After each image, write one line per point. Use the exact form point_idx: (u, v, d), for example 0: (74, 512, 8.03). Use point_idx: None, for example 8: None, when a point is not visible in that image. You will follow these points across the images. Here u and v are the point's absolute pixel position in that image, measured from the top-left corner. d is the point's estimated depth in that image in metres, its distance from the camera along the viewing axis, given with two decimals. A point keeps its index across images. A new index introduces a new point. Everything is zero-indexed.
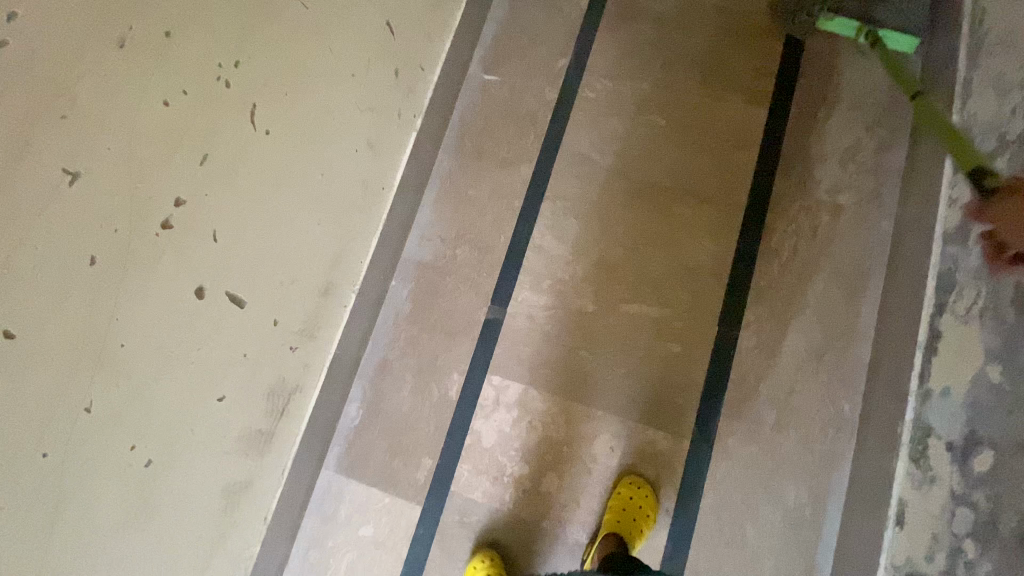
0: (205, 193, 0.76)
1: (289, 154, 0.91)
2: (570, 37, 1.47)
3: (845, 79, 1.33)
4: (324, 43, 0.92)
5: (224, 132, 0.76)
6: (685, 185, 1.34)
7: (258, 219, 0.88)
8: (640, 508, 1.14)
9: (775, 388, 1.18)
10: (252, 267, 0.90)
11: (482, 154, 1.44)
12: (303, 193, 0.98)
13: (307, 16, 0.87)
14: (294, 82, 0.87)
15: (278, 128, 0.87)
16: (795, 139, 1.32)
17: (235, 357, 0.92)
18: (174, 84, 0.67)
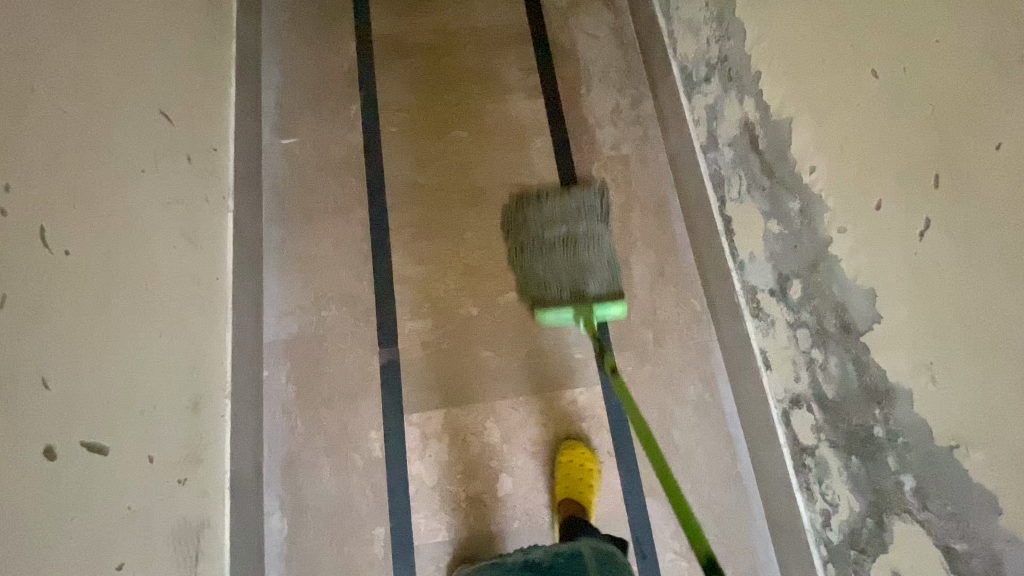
0: (17, 337, 0.65)
1: (101, 268, 0.81)
2: (352, 85, 1.54)
3: (588, 59, 1.61)
4: (101, 145, 0.84)
5: (14, 264, 0.66)
6: (506, 179, 1.49)
7: (91, 350, 0.77)
8: (581, 464, 1.22)
9: (643, 312, 1.37)
10: (101, 405, 0.77)
11: (309, 214, 1.42)
12: (133, 308, 0.87)
13: (70, 119, 0.79)
14: (82, 194, 0.79)
15: (80, 244, 0.77)
16: (572, 115, 1.55)
17: (120, 512, 0.78)
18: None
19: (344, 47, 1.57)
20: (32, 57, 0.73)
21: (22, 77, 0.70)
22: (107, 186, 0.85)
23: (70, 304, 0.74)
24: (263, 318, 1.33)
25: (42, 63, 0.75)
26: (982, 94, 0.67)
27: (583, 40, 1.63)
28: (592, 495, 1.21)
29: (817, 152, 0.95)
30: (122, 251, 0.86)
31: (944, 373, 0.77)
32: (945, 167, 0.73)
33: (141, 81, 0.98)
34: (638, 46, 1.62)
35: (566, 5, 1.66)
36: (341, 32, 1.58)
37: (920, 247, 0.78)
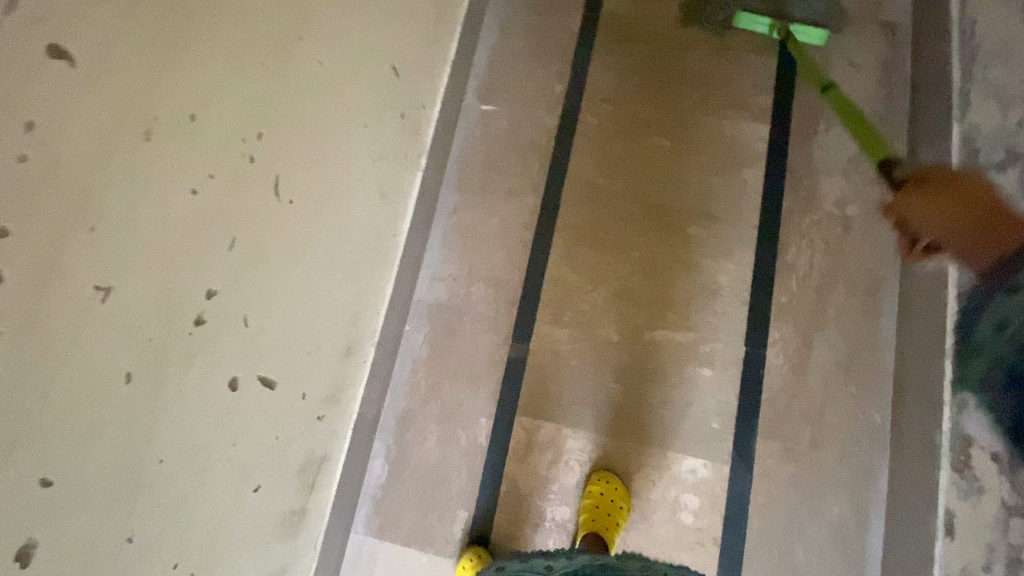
0: (234, 279, 0.69)
1: (311, 218, 0.85)
2: (564, 63, 1.46)
3: (839, 92, 1.35)
4: (340, 98, 0.86)
5: (248, 208, 0.69)
6: (697, 206, 1.33)
7: (284, 295, 0.81)
8: (612, 502, 1.15)
9: (807, 404, 1.19)
10: (280, 344, 0.83)
11: (487, 186, 1.40)
12: (324, 256, 0.91)
13: (321, 69, 0.80)
14: (315, 144, 0.82)
15: (301, 195, 0.81)
16: (797, 152, 1.33)
17: (269, 441, 0.85)
18: (199, 167, 0.60)
19: (570, 19, 1.48)
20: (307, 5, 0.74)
21: (295, 24, 0.72)
22: (335, 138, 0.87)
23: (281, 251, 0.79)
24: (418, 276, 1.37)
25: (314, 12, 0.76)
26: None
27: (840, 67, 1.37)
28: (616, 537, 1.13)
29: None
30: (331, 202, 0.90)
31: None
32: None
33: (386, 32, 0.98)
34: (909, 90, 1.33)
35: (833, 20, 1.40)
36: (570, 2, 1.49)
37: None
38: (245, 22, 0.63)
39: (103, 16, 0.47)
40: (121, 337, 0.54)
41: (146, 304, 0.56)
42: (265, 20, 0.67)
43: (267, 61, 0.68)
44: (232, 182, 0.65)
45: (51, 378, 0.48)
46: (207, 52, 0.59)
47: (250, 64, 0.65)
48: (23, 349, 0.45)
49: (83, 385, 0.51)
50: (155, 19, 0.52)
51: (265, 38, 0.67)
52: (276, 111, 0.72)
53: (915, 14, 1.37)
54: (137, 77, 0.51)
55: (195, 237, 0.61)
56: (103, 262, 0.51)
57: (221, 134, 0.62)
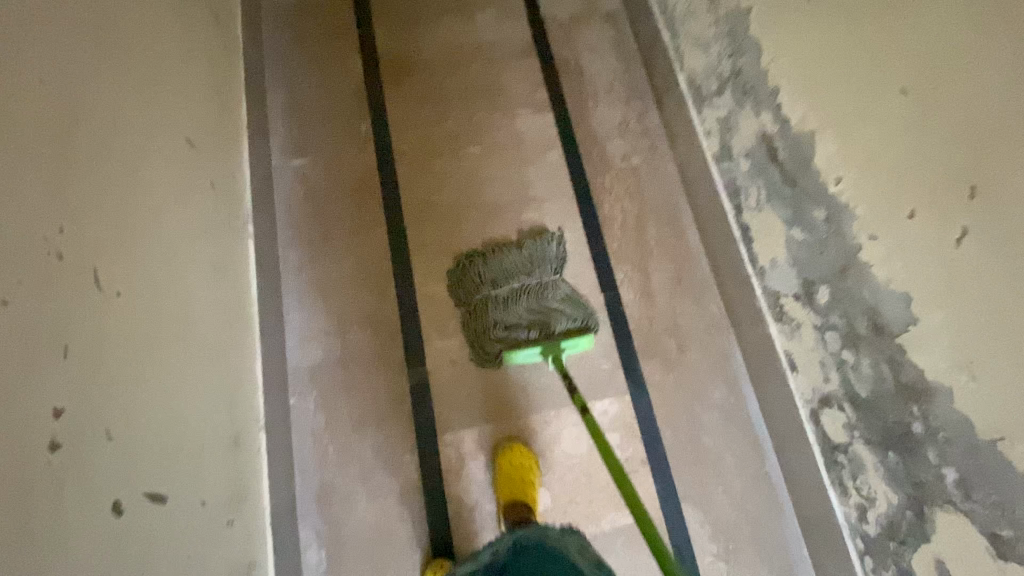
0: (82, 389, 0.61)
1: (147, 309, 0.78)
2: (359, 104, 1.52)
3: (592, 74, 1.64)
4: (139, 179, 0.81)
5: (72, 310, 0.62)
6: (521, 194, 1.50)
7: (142, 397, 0.73)
8: (520, 465, 1.22)
9: (665, 319, 1.40)
10: (158, 450, 0.74)
11: (326, 236, 1.39)
12: (175, 346, 0.83)
13: (109, 152, 0.75)
14: (125, 231, 0.75)
15: (128, 286, 0.74)
16: (581, 128, 1.57)
17: (183, 561, 0.75)
18: (2, 275, 0.53)
19: (350, 65, 1.55)
20: (78, 90, 0.70)
21: (70, 112, 0.67)
22: (146, 221, 0.81)
23: (125, 349, 0.71)
24: (286, 345, 1.30)
25: (85, 95, 0.71)
26: (1010, 117, 0.73)
27: (586, 54, 1.66)
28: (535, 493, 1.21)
29: (839, 165, 1.01)
30: (163, 289, 0.83)
31: (989, 373, 0.81)
32: (980, 182, 0.78)
33: (170, 106, 0.94)
34: (639, 59, 1.66)
35: (566, 20, 1.69)
36: (344, 49, 1.56)
37: (955, 254, 0.83)
38: (15, 113, 0.58)
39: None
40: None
41: None
42: (38, 109, 0.61)
43: (49, 151, 0.62)
44: (43, 284, 0.59)
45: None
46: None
47: (31, 156, 0.59)
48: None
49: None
50: None
51: (41, 129, 0.62)
52: (74, 203, 0.66)
53: (622, 3, 1.72)
54: None
55: (20, 354, 0.53)
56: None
57: (15, 234, 0.56)
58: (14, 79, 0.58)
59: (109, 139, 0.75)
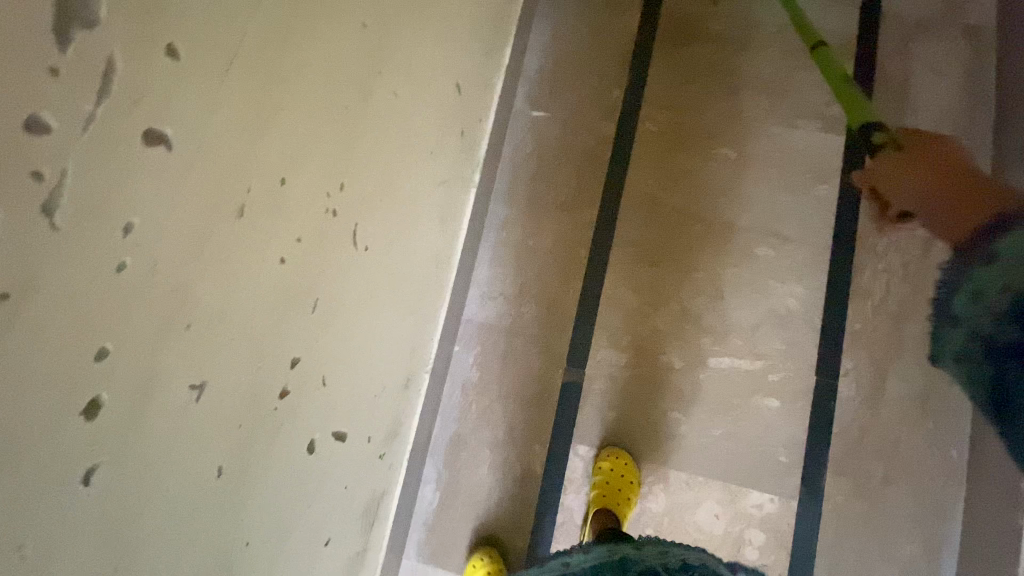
0: (314, 342, 0.64)
1: (381, 261, 0.78)
2: (621, 66, 1.36)
3: (921, 101, 1.25)
4: (411, 126, 0.79)
5: (326, 267, 0.63)
6: (763, 223, 1.26)
7: (354, 346, 0.76)
8: (623, 477, 1.15)
9: (881, 438, 1.13)
10: (349, 395, 0.78)
11: (539, 199, 1.33)
12: (391, 296, 0.85)
13: (396, 99, 0.72)
14: (387, 183, 0.75)
15: (374, 239, 0.74)
16: (874, 167, 1.24)
17: (338, 494, 0.81)
18: (285, 233, 0.53)
19: (626, 18, 1.38)
20: (384, 31, 0.66)
21: (374, 58, 0.64)
22: (405, 171, 0.80)
23: (356, 302, 0.73)
24: (468, 294, 1.31)
25: (389, 36, 0.67)
26: None
27: (924, 73, 1.26)
28: (628, 510, 1.14)
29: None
30: (399, 240, 0.84)
31: None
32: None
33: (451, 46, 0.89)
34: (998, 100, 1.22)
35: (915, 21, 1.29)
36: None
37: None
38: (329, 62, 0.55)
39: (189, 70, 0.39)
40: (217, 424, 0.49)
41: (237, 389, 0.51)
42: (348, 55, 0.58)
43: (348, 100, 0.60)
44: (316, 241, 0.59)
45: (147, 487, 0.43)
46: (297, 104, 0.51)
47: (333, 107, 0.57)
48: (121, 464, 0.40)
49: (183, 484, 0.46)
50: (251, 83, 0.45)
51: (347, 77, 0.59)
52: (356, 157, 0.64)
53: None
54: (237, 148, 0.45)
55: (278, 311, 0.55)
56: (195, 358, 0.45)
57: (305, 189, 0.55)
58: (335, 20, 0.55)
59: (399, 84, 0.72)
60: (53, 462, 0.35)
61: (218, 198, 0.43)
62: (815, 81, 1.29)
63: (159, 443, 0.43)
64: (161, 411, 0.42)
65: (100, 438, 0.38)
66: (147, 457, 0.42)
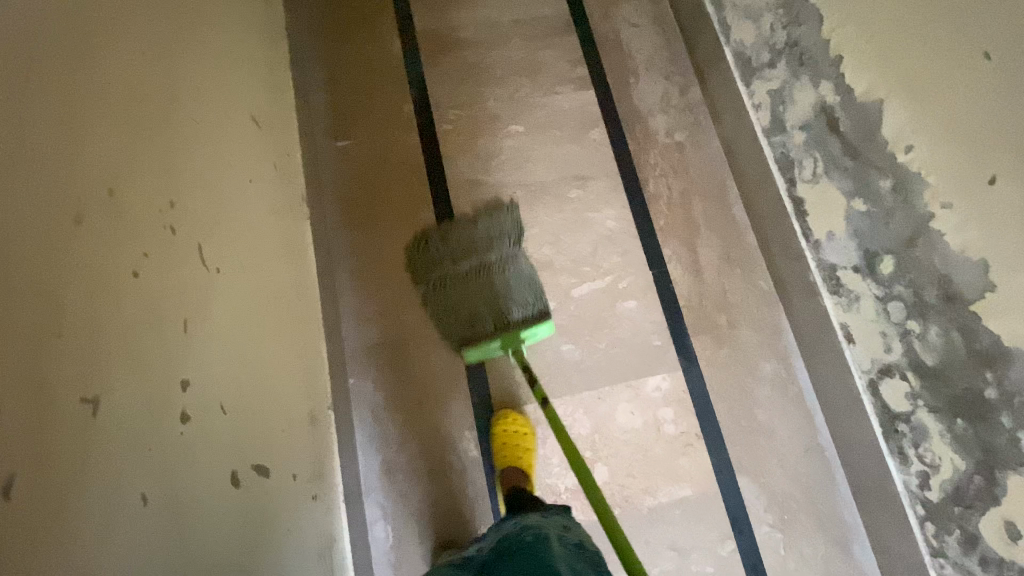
0: (201, 363, 0.62)
1: (241, 285, 0.78)
2: (401, 84, 1.50)
3: (633, 48, 1.61)
4: (221, 153, 0.81)
5: (187, 286, 0.62)
6: (566, 171, 1.48)
7: (245, 372, 0.74)
8: (516, 433, 1.21)
9: (716, 295, 1.39)
10: (258, 425, 0.75)
11: (375, 217, 1.39)
12: (265, 323, 0.84)
13: (198, 126, 0.75)
14: (219, 209, 0.76)
15: (226, 263, 0.74)
16: (623, 104, 1.56)
17: (283, 533, 0.77)
18: (132, 245, 0.54)
19: (389, 45, 1.53)
20: (164, 62, 0.69)
21: (161, 86, 0.67)
22: (233, 197, 0.82)
23: (229, 326, 0.71)
24: (342, 326, 1.31)
25: (169, 66, 0.71)
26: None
27: (626, 29, 1.63)
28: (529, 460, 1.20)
29: (952, 191, 0.96)
30: (252, 266, 0.84)
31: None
32: None
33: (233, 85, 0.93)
34: (680, 33, 1.63)
35: None
36: (383, 29, 1.55)
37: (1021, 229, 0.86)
38: (120, 83, 0.58)
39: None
40: (123, 440, 0.48)
41: (130, 405, 0.49)
42: (137, 80, 0.62)
43: (150, 121, 0.62)
44: (166, 256, 0.59)
45: (68, 504, 0.42)
46: (101, 120, 0.53)
47: (137, 125, 0.59)
48: (35, 474, 0.39)
49: (97, 506, 0.44)
50: (51, 94, 0.47)
51: (141, 99, 0.62)
52: (178, 176, 0.66)
53: None
54: (54, 155, 0.46)
55: (152, 322, 0.54)
56: (75, 364, 0.44)
57: (137, 203, 0.56)
58: (111, 43, 0.58)
59: (195, 112, 0.75)
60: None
61: (56, 205, 0.45)
62: (557, 56, 1.59)
63: (67, 449, 0.42)
64: (62, 415, 0.42)
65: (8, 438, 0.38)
66: (58, 466, 0.41)
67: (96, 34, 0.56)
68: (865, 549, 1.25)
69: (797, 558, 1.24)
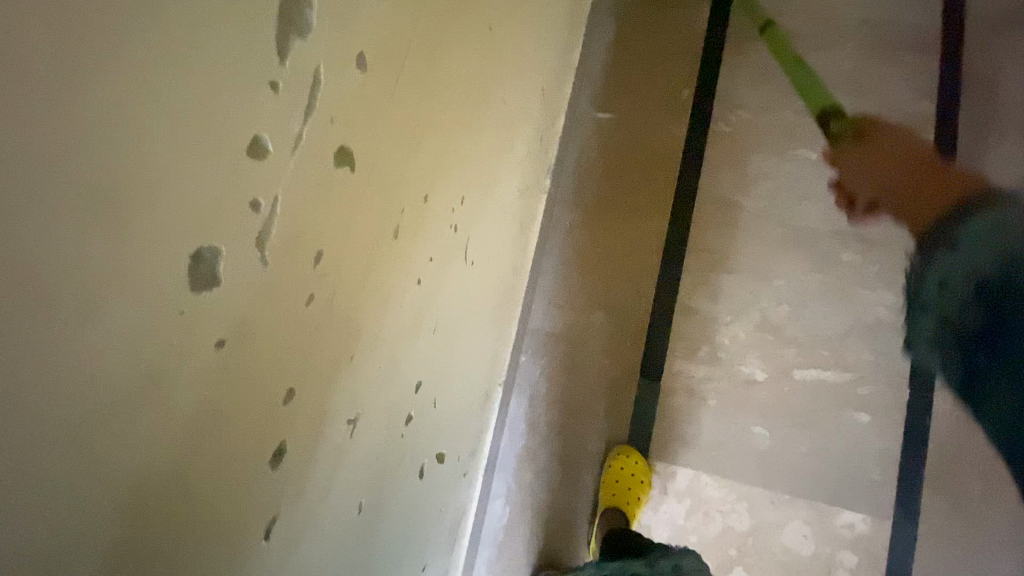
0: (404, 355, 0.64)
1: (470, 262, 0.77)
2: (690, 64, 1.31)
3: (1015, 98, 1.19)
4: (494, 132, 0.77)
5: (414, 278, 0.63)
6: (848, 227, 1.20)
7: (445, 353, 0.75)
8: (633, 477, 1.12)
9: (983, 455, 1.06)
10: (440, 408, 0.77)
11: (606, 203, 1.29)
12: (478, 307, 0.84)
13: (480, 91, 0.70)
14: (472, 180, 0.73)
15: (464, 241, 0.74)
16: (965, 168, 1.18)
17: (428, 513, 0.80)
18: (376, 253, 0.54)
19: (695, 15, 1.33)
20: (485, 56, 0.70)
21: (474, 105, 0.70)
22: (487, 168, 0.77)
23: (462, 325, 0.79)
24: (534, 302, 1.27)
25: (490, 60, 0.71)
26: None
27: (1017, 69, 1.20)
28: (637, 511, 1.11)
29: None
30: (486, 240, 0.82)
31: None
32: None
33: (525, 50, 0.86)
34: None
35: (1007, 12, 1.22)
36: None
37: None
38: (440, 108, 0.60)
39: (346, 181, 0.47)
40: (354, 457, 0.59)
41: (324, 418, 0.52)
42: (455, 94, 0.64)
43: (460, 144, 0.67)
44: (439, 271, 0.68)
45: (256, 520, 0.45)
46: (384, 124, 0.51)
47: (446, 159, 0.64)
48: (286, 515, 0.49)
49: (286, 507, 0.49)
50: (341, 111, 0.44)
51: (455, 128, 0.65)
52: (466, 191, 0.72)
53: None
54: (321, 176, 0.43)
55: (399, 344, 0.63)
56: (283, 393, 0.45)
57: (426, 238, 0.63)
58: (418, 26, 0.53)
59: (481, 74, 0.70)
60: (248, 522, 0.44)
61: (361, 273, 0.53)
62: (900, 78, 1.23)
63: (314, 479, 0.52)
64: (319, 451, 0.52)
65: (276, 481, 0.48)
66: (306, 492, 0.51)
67: (432, 81, 0.57)
68: None
69: None
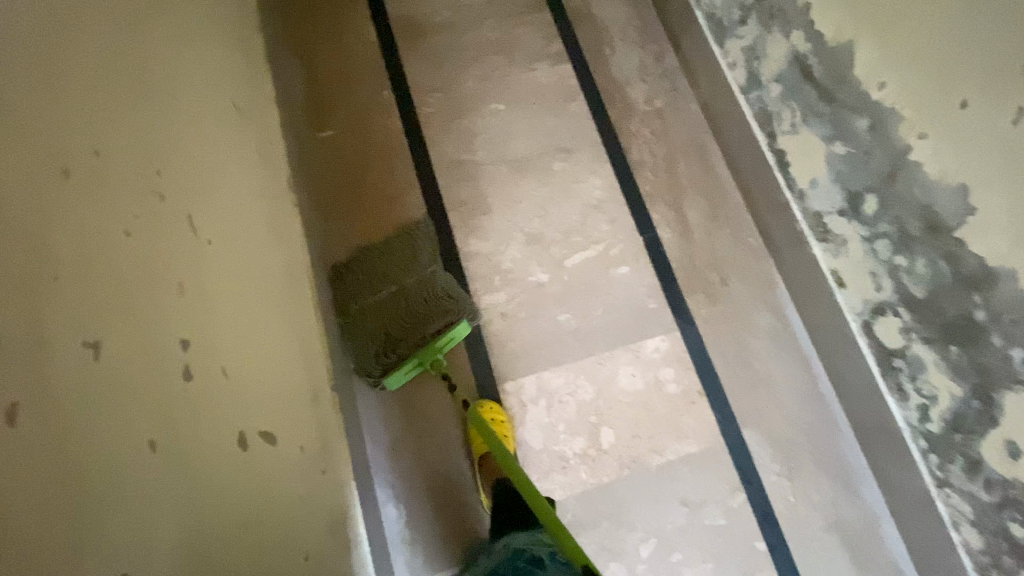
0: (145, 322, 0.59)
1: (250, 250, 0.88)
2: (379, 71, 1.51)
3: (606, 20, 1.62)
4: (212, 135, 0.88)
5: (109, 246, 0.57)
6: (550, 145, 1.49)
7: (231, 326, 0.75)
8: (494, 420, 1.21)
9: (706, 255, 1.40)
10: (272, 382, 0.83)
11: (363, 203, 1.40)
12: (270, 294, 0.91)
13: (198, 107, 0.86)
14: (193, 165, 0.78)
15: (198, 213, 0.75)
16: (601, 76, 1.57)
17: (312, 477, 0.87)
18: (74, 217, 0.53)
19: (365, 34, 1.54)
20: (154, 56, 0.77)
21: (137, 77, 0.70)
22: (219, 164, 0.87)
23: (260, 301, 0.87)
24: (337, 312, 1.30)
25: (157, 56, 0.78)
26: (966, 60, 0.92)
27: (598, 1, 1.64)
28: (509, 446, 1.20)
29: (925, 118, 1.00)
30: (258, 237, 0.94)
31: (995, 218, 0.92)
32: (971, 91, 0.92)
33: (220, 90, 0.98)
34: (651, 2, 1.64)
35: None
36: (356, 18, 1.55)
37: (963, 118, 0.94)
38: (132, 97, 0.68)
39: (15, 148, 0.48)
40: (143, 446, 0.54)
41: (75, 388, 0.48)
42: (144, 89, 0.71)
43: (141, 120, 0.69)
44: (173, 239, 0.68)
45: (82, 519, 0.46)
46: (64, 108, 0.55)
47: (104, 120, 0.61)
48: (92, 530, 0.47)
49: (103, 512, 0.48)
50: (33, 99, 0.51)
51: (114, 97, 0.64)
52: (157, 161, 0.69)
53: None
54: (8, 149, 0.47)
55: (184, 307, 0.66)
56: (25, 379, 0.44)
57: (88, 184, 0.56)
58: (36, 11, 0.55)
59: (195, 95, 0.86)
60: (129, 464, 0.52)
61: (56, 227, 0.50)
62: (533, 32, 1.60)
63: (106, 493, 0.49)
64: (196, 415, 0.63)
65: (31, 446, 0.43)
66: (207, 440, 0.64)
67: (74, 61, 0.58)
68: (872, 488, 1.27)
69: (807, 504, 1.25)
